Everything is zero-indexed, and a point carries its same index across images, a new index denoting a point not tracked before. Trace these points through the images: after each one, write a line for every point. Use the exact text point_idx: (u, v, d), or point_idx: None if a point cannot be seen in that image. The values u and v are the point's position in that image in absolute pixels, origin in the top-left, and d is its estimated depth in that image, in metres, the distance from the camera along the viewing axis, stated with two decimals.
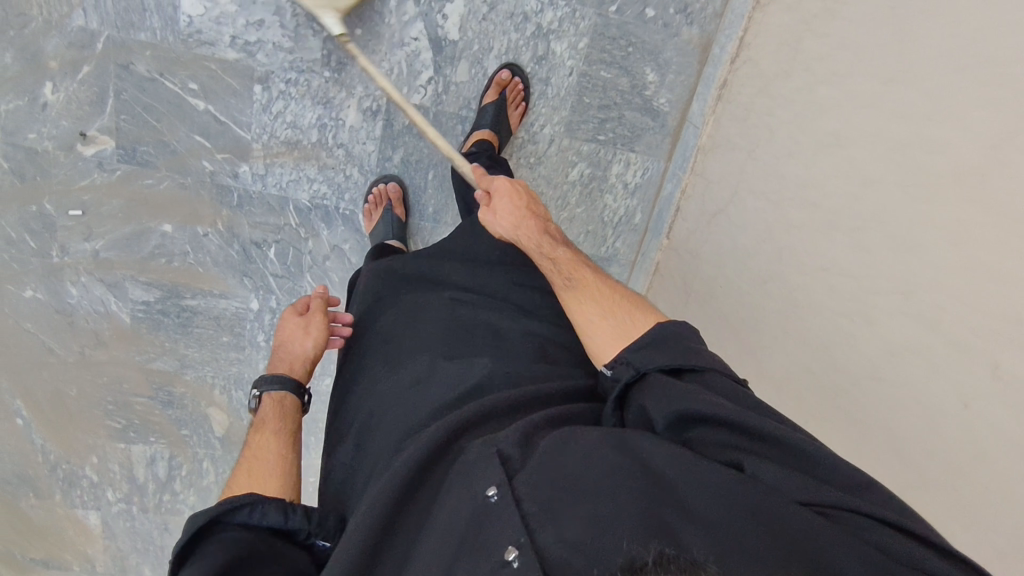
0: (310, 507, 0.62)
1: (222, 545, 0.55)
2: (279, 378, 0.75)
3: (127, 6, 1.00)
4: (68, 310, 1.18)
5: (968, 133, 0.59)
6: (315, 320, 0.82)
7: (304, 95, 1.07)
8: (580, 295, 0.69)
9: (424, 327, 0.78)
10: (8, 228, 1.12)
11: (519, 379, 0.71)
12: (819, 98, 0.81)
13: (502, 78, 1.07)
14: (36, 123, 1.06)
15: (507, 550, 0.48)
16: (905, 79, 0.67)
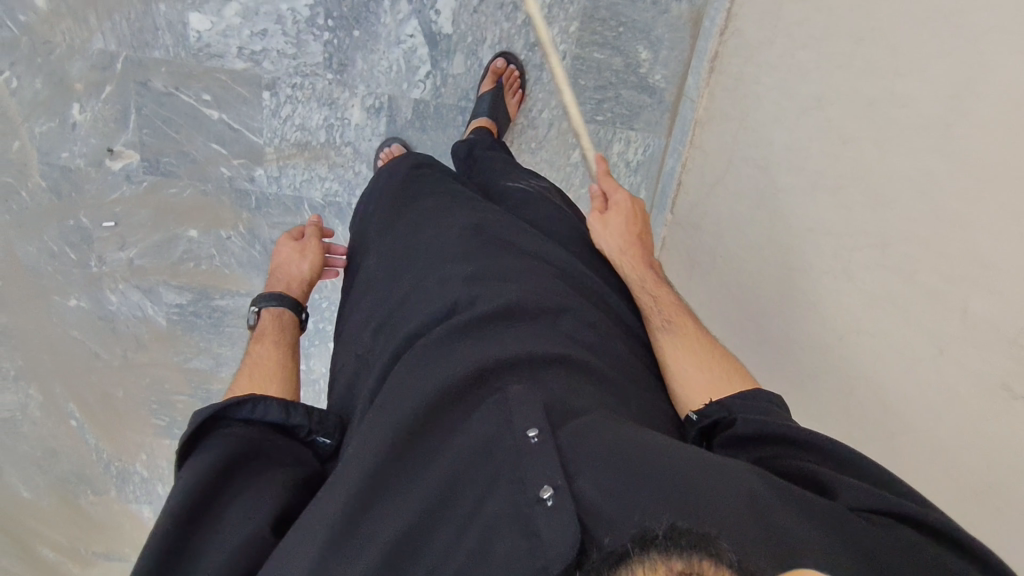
0: (311, 407, 0.65)
1: (231, 440, 0.59)
2: (277, 295, 0.86)
3: (141, 27, 1.07)
4: (110, 316, 1.27)
5: (936, 85, 0.60)
6: (310, 244, 0.96)
7: (310, 97, 1.13)
8: (673, 338, 0.73)
9: (437, 247, 0.75)
10: (50, 243, 1.21)
11: (542, 293, 0.68)
12: (801, 62, 0.82)
13: (497, 66, 1.10)
14: (68, 143, 1.13)
15: (543, 490, 0.48)
16: (876, 36, 0.68)
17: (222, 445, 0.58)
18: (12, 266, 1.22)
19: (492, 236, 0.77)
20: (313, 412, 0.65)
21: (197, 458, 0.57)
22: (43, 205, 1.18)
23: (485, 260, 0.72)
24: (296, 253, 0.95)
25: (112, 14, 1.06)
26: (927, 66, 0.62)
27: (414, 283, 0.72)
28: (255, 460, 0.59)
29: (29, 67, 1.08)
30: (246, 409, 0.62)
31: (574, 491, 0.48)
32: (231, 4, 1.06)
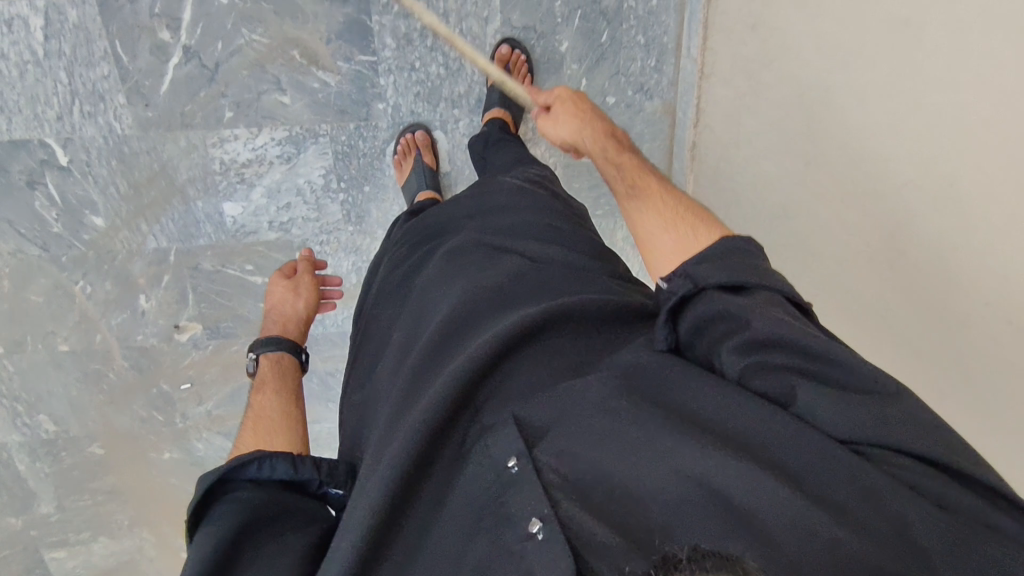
0: (321, 458, 0.69)
1: (237, 504, 0.63)
2: (274, 340, 0.96)
3: (184, 224, 1.21)
4: (200, 460, 1.46)
5: (875, 222, 0.70)
6: (303, 281, 1.10)
7: (337, 249, 1.25)
8: (649, 203, 0.77)
9: (422, 288, 0.85)
10: (140, 409, 1.39)
11: (509, 289, 0.75)
12: (767, 171, 0.89)
13: (502, 53, 1.10)
14: (140, 328, 1.29)
15: (532, 524, 0.49)
16: (822, 163, 0.77)
17: (231, 513, 0.62)
18: (111, 435, 1.40)
19: (462, 266, 0.81)
20: (322, 464, 0.68)
21: (202, 530, 0.61)
22: (129, 381, 1.35)
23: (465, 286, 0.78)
24: (291, 292, 1.08)
25: (159, 218, 1.20)
26: (871, 205, 0.70)
27: (405, 325, 0.82)
28: (267, 520, 0.63)
29: (98, 273, 1.24)
30: (251, 469, 0.65)
31: (562, 513, 0.48)
32: (257, 187, 1.19)
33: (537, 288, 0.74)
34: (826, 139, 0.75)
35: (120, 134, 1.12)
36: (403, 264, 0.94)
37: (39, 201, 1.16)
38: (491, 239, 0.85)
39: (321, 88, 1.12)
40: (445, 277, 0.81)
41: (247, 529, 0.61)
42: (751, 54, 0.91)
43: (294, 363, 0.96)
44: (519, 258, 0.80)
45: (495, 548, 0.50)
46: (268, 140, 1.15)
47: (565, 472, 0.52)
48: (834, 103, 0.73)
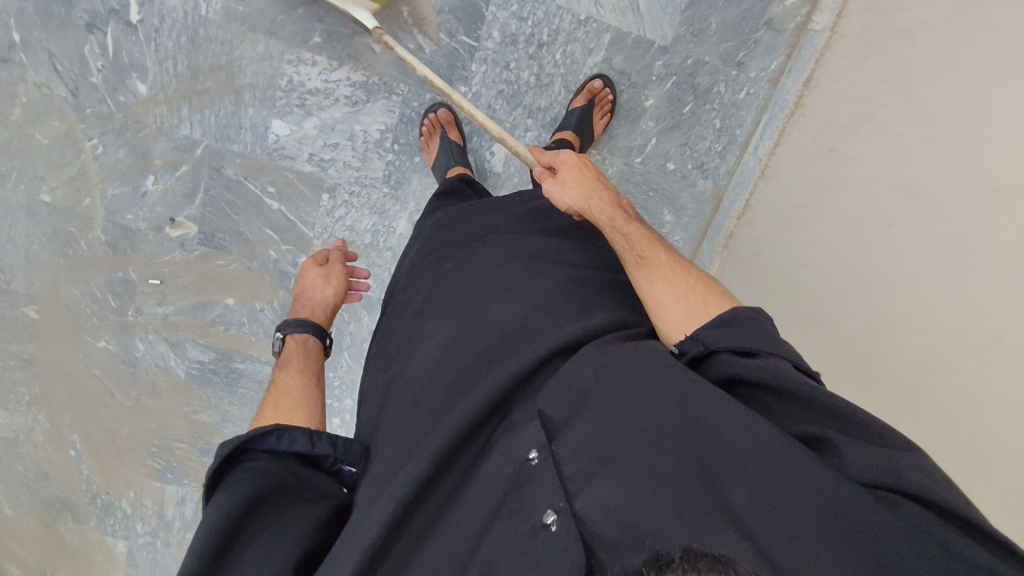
0: (333, 437, 0.84)
1: (261, 472, 0.77)
2: (302, 324, 1.05)
3: (226, 123, 1.17)
4: (133, 361, 1.38)
5: (907, 345, 0.75)
6: (333, 270, 1.14)
7: (364, 205, 1.24)
8: (655, 272, 0.80)
9: (468, 279, 0.95)
10: (95, 288, 1.31)
11: (551, 295, 0.88)
12: (801, 282, 0.95)
13: (593, 86, 1.14)
14: (134, 207, 1.23)
15: (546, 515, 0.64)
16: (862, 284, 0.83)
17: (254, 475, 0.76)
18: (55, 303, 1.32)
19: (495, 283, 0.92)
20: (336, 443, 0.83)
21: (232, 488, 0.76)
22: (96, 255, 1.28)
23: (509, 292, 0.90)
24: (322, 278, 1.13)
25: (204, 109, 1.16)
26: (905, 336, 0.76)
27: (438, 317, 0.93)
28: (286, 483, 0.78)
29: (116, 139, 1.18)
30: (271, 440, 0.80)
31: (575, 511, 0.62)
32: (312, 117, 1.17)
33: (557, 310, 0.85)
34: (857, 274, 0.85)
35: (202, 16, 1.11)
36: (445, 250, 1.04)
37: (91, 46, 1.12)
38: (525, 257, 0.95)
39: (414, 51, 1.12)
40: (480, 288, 0.93)
41: (272, 493, 0.76)
42: (821, 174, 0.97)
43: (317, 347, 1.05)
44: (549, 277, 0.91)
45: (512, 537, 0.64)
46: (343, 78, 1.15)
47: (574, 475, 0.65)
48: (896, 228, 0.80)
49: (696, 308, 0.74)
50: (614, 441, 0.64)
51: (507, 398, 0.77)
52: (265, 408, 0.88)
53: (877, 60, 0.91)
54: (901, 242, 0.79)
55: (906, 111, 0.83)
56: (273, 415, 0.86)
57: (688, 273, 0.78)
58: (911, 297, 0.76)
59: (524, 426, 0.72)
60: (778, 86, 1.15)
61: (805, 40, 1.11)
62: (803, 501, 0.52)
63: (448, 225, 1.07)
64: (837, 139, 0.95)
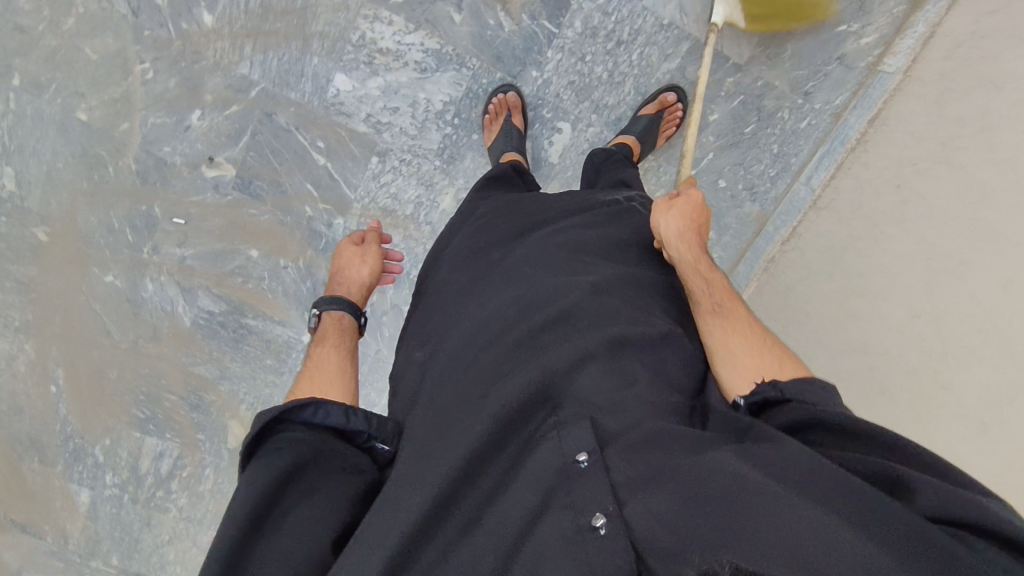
0: (368, 413, 0.78)
1: (296, 444, 0.72)
2: (336, 300, 0.98)
3: (288, 69, 1.14)
4: (139, 301, 1.30)
5: (973, 375, 0.80)
6: (370, 251, 1.08)
7: (412, 174, 1.21)
8: (735, 325, 0.79)
9: (509, 265, 0.92)
10: (114, 219, 1.25)
11: (606, 287, 0.85)
12: (853, 310, 0.95)
13: (666, 99, 1.15)
14: (174, 140, 1.19)
15: (595, 518, 0.63)
16: (926, 317, 0.86)
17: (290, 448, 0.72)
18: (67, 228, 1.25)
19: (542, 270, 0.89)
20: (371, 419, 0.77)
21: (265, 459, 0.71)
22: (123, 184, 1.22)
23: (552, 281, 0.87)
24: (358, 258, 1.08)
25: (268, 50, 1.13)
26: (973, 368, 0.80)
27: (481, 295, 0.90)
28: (318, 460, 0.72)
29: (169, 67, 1.14)
30: (308, 412, 0.75)
31: (624, 520, 0.62)
32: (377, 78, 1.15)
33: (609, 305, 0.83)
34: (931, 305, 0.86)
35: None
36: (493, 233, 0.98)
37: None
38: (575, 248, 0.91)
39: (493, 28, 1.13)
40: (528, 274, 0.89)
41: (306, 467, 0.71)
42: (884, 207, 0.99)
43: (353, 324, 0.99)
44: (599, 272, 0.88)
45: (561, 532, 0.63)
46: (417, 43, 1.13)
47: (624, 483, 0.65)
48: (973, 262, 0.84)
49: (768, 365, 0.73)
50: (665, 460, 0.64)
51: (555, 391, 0.74)
52: (301, 384, 0.84)
53: (956, 106, 0.94)
54: (971, 278, 0.83)
55: (987, 156, 0.87)
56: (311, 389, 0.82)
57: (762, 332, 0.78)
58: (1000, 329, 0.78)
59: (571, 426, 0.71)
60: (841, 120, 1.16)
61: (873, 80, 1.13)
62: (861, 522, 0.51)
63: (492, 209, 1.02)
64: (905, 176, 0.98)
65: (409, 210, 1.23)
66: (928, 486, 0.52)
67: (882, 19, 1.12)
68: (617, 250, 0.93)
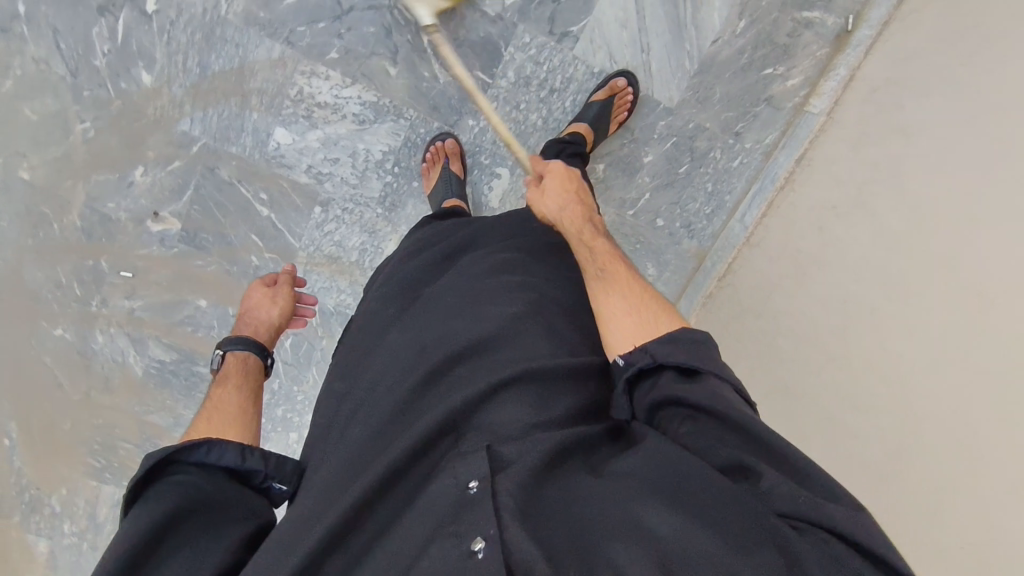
0: (268, 453, 0.76)
1: (184, 487, 0.70)
2: (242, 340, 0.96)
3: (227, 125, 1.16)
4: (88, 354, 1.30)
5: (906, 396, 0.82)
6: (281, 291, 1.09)
7: (355, 223, 1.23)
8: (614, 288, 0.78)
9: (429, 297, 0.92)
10: (60, 274, 1.25)
11: (553, 330, 0.85)
12: (788, 348, 0.98)
13: (616, 84, 1.13)
14: (118, 196, 1.20)
15: (476, 543, 0.59)
16: (844, 351, 0.91)
17: (175, 491, 0.70)
18: (14, 283, 1.25)
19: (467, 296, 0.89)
20: (269, 458, 0.76)
21: (149, 502, 0.68)
22: (68, 241, 1.23)
23: (469, 307, 0.87)
24: (267, 299, 1.07)
25: (207, 107, 1.14)
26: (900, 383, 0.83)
27: (405, 327, 0.89)
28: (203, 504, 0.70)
29: (110, 126, 1.15)
30: (200, 453, 0.73)
31: (502, 537, 0.59)
32: (317, 130, 1.17)
33: (533, 339, 0.82)
34: (846, 345, 0.90)
35: (220, 17, 1.10)
36: (415, 270, 0.99)
37: (99, 29, 1.10)
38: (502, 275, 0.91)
39: (429, 80, 1.15)
40: (451, 306, 0.88)
41: (196, 509, 0.69)
42: (808, 250, 1.02)
43: (259, 364, 0.97)
44: (515, 298, 0.87)
45: (443, 561, 0.59)
46: (354, 96, 1.15)
47: (508, 508, 0.61)
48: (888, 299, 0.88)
49: (649, 319, 0.73)
50: (558, 490, 0.65)
51: (459, 422, 0.73)
52: (196, 423, 0.81)
53: (873, 151, 0.98)
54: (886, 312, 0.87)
55: (896, 203, 0.92)
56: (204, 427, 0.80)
57: (649, 291, 0.78)
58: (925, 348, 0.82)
59: (469, 456, 0.69)
60: (771, 159, 1.19)
61: (800, 120, 1.17)
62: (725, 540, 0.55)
63: (419, 249, 1.03)
64: (826, 219, 1.01)
65: (355, 256, 1.24)
66: (783, 486, 0.56)
67: (806, 61, 1.15)
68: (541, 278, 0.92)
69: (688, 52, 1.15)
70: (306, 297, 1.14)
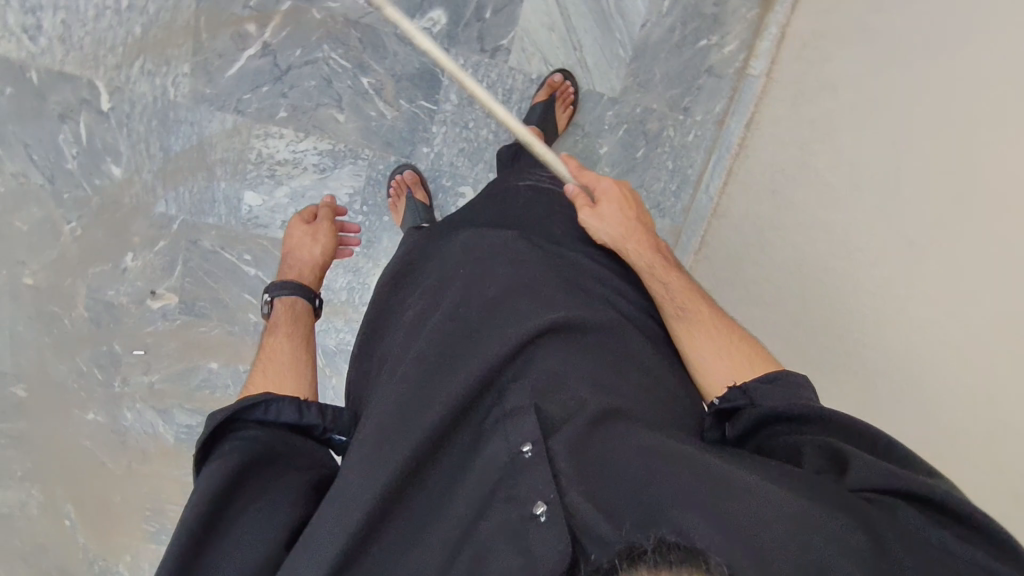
0: (322, 406, 0.75)
1: (249, 443, 0.68)
2: (287, 287, 0.94)
3: (200, 199, 1.22)
4: (122, 431, 1.38)
5: (920, 295, 0.74)
6: (323, 229, 1.04)
7: (338, 264, 1.27)
8: (698, 326, 0.81)
9: (439, 268, 0.91)
10: (81, 363, 1.33)
11: (569, 282, 0.84)
12: (771, 302, 0.99)
13: (553, 80, 1.16)
14: (115, 283, 1.27)
15: (537, 506, 0.62)
16: (828, 289, 0.87)
17: (240, 449, 0.67)
18: (42, 378, 1.33)
19: (480, 259, 0.87)
20: (326, 412, 0.75)
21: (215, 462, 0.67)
22: (82, 333, 1.31)
23: (478, 269, 0.85)
24: (310, 237, 1.03)
25: (177, 186, 1.20)
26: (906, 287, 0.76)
27: (419, 302, 0.87)
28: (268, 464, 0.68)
29: (94, 220, 1.22)
30: (260, 410, 0.71)
31: (566, 506, 0.60)
32: (283, 187, 1.22)
33: (552, 288, 0.81)
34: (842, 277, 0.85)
35: (171, 99, 1.14)
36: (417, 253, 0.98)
37: (64, 135, 1.15)
38: (516, 240, 0.88)
39: (377, 118, 1.18)
40: (465, 274, 0.85)
41: (262, 464, 0.67)
42: (768, 213, 1.04)
43: (306, 308, 0.95)
44: (531, 262, 0.85)
45: (505, 526, 0.62)
46: (311, 148, 1.19)
47: (567, 471, 0.63)
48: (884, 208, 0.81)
49: (743, 362, 0.77)
50: (606, 442, 0.66)
51: (493, 376, 0.71)
52: (256, 377, 0.80)
53: (809, 109, 0.99)
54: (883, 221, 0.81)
55: (834, 158, 0.91)
56: (266, 384, 0.78)
57: (735, 326, 0.81)
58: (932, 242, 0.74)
59: (515, 416, 0.68)
60: (724, 127, 1.21)
61: (744, 84, 1.18)
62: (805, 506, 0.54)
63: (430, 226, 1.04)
64: (778, 181, 1.03)
65: (344, 294, 1.29)
66: (863, 465, 0.58)
67: (737, 26, 1.16)
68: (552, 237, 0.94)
69: (621, 40, 1.16)
70: (349, 226, 1.10)
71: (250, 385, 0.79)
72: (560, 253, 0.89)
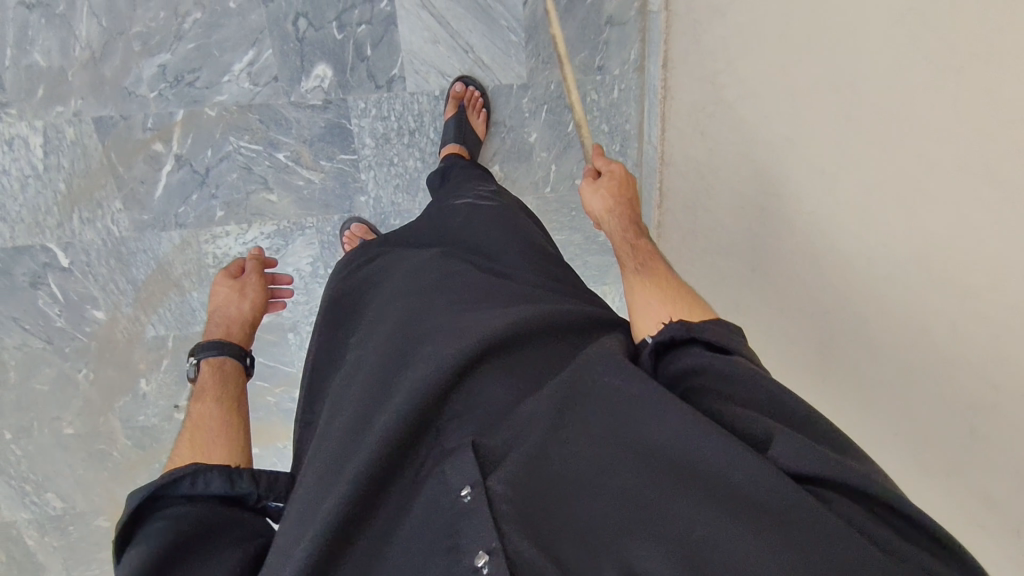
0: (257, 473, 0.67)
1: (173, 519, 0.59)
2: (215, 344, 0.87)
3: (181, 312, 1.26)
4: None
5: (885, 167, 0.61)
6: (250, 284, 1.00)
7: None
8: (651, 280, 0.76)
9: (379, 307, 0.83)
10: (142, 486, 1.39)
11: (514, 299, 0.78)
12: (731, 246, 0.94)
13: (456, 91, 1.14)
14: (142, 409, 1.33)
15: (477, 558, 0.49)
16: (778, 214, 0.80)
17: (164, 526, 0.58)
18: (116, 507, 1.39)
19: (421, 294, 0.81)
20: (260, 479, 0.66)
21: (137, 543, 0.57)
22: (132, 459, 1.38)
23: (416, 303, 0.80)
24: (236, 294, 0.98)
25: (157, 309, 1.25)
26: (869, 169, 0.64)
27: (358, 350, 0.79)
28: (196, 537, 0.58)
29: (100, 361, 1.28)
30: (185, 484, 0.63)
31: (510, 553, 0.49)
32: None
33: (489, 310, 0.75)
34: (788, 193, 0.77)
35: (118, 236, 1.18)
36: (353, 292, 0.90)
37: (43, 299, 1.22)
38: (455, 272, 0.84)
39: (306, 185, 1.19)
40: (403, 311, 0.79)
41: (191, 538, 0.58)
42: (701, 157, 1.00)
43: (237, 367, 0.87)
44: (480, 292, 0.80)
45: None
46: (258, 234, 1.21)
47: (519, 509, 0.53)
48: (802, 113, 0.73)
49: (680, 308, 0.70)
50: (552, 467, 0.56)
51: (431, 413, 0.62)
52: (180, 447, 0.69)
53: (708, 39, 0.92)
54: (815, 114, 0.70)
55: (741, 90, 0.85)
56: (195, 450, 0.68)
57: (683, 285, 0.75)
58: (880, 106, 0.61)
59: (454, 454, 0.59)
60: (646, 71, 1.14)
61: (650, 23, 1.11)
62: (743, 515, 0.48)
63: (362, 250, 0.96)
64: (701, 121, 0.98)
65: None
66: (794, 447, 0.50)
67: None
68: (495, 255, 0.90)
69: (509, 25, 1.12)
70: (280, 278, 1.07)
71: (173, 458, 0.69)
72: (501, 276, 0.85)
